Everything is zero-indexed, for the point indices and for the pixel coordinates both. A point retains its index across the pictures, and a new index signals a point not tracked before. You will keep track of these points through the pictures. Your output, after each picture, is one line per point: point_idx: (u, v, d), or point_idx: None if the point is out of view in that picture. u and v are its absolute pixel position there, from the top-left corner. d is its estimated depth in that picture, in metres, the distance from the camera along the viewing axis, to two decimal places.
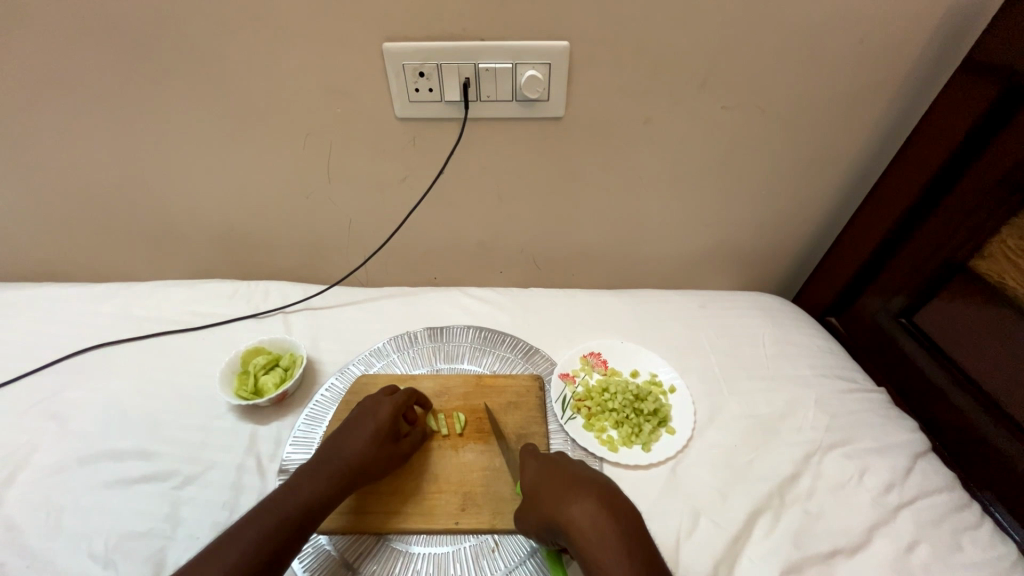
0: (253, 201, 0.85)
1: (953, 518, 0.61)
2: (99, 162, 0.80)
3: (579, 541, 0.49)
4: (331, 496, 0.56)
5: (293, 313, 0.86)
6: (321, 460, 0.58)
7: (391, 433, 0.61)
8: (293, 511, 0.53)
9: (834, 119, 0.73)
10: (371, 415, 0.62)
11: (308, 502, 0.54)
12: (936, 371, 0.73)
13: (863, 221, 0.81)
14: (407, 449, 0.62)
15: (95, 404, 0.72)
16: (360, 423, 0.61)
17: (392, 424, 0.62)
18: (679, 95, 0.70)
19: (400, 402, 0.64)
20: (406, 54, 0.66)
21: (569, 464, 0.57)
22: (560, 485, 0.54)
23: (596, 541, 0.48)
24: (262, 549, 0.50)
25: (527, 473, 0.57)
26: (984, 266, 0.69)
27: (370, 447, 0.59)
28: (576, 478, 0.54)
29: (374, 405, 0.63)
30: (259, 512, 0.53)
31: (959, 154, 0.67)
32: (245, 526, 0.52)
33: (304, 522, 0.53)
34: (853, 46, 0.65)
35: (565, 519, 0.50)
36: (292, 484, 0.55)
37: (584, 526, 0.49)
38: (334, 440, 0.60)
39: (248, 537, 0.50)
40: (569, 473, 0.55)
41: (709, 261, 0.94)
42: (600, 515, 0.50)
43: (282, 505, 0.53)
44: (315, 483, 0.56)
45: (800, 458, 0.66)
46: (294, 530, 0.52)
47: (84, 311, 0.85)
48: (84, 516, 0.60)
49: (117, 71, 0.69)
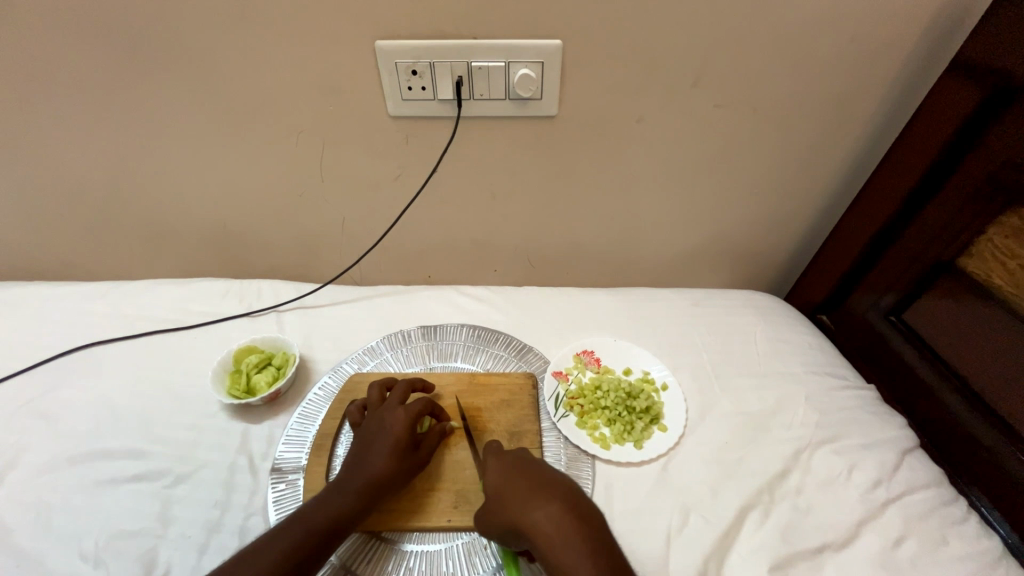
0: (246, 199, 0.85)
1: (940, 513, 0.62)
2: (88, 159, 0.80)
3: (543, 545, 0.49)
4: (358, 509, 0.56)
5: (286, 311, 0.86)
6: (346, 474, 0.58)
7: (410, 443, 0.61)
8: (319, 525, 0.54)
9: (825, 118, 0.73)
10: (387, 424, 0.61)
11: (334, 516, 0.55)
12: (924, 367, 0.74)
13: (853, 220, 0.82)
14: (426, 456, 0.62)
15: (85, 404, 0.71)
16: (378, 435, 0.60)
17: (409, 434, 0.61)
18: (671, 94, 0.70)
19: (414, 410, 0.62)
20: (399, 52, 0.66)
21: (532, 465, 0.56)
22: (524, 488, 0.53)
23: (558, 545, 0.49)
24: (293, 562, 0.51)
25: (491, 474, 0.56)
26: (970, 265, 0.70)
27: (391, 460, 0.59)
28: (539, 482, 0.54)
29: (388, 415, 0.62)
30: (288, 523, 0.53)
31: (946, 154, 0.68)
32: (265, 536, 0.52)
33: (331, 534, 0.54)
34: (842, 46, 0.66)
35: (528, 524, 0.50)
36: (319, 499, 0.56)
37: (546, 531, 0.49)
38: (357, 453, 0.60)
39: (279, 550, 0.51)
40: (534, 475, 0.55)
41: (702, 259, 0.95)
42: (564, 519, 0.50)
43: (309, 518, 0.54)
44: (341, 498, 0.56)
45: (789, 454, 0.67)
46: (322, 541, 0.53)
47: (73, 310, 0.84)
48: (73, 516, 0.60)
49: (107, 69, 0.69)
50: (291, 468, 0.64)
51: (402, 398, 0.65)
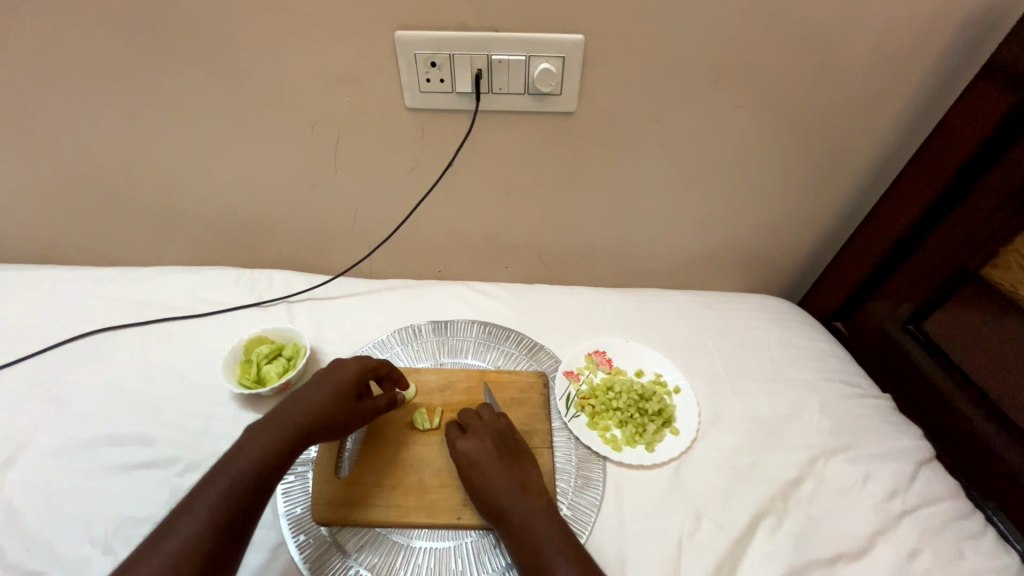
0: (260, 188, 0.84)
1: (956, 526, 0.61)
2: (101, 143, 0.79)
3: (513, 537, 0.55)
4: (285, 452, 0.55)
5: (296, 302, 0.85)
6: (280, 413, 0.58)
7: (354, 392, 0.62)
8: (246, 468, 0.52)
9: (849, 121, 0.72)
10: (333, 373, 0.62)
11: (260, 457, 0.53)
12: (942, 376, 0.73)
13: (873, 226, 0.81)
14: (368, 410, 0.62)
15: (96, 389, 0.71)
16: (320, 381, 0.61)
17: (355, 383, 0.62)
18: (693, 93, 0.69)
19: (367, 364, 0.64)
20: (418, 43, 0.65)
21: (518, 460, 0.61)
22: (506, 479, 0.58)
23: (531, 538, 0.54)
24: (224, 512, 0.50)
25: (467, 445, 0.61)
26: (996, 274, 0.69)
27: (329, 404, 0.59)
28: (510, 473, 0.59)
29: (337, 365, 0.63)
30: (209, 478, 0.52)
31: (973, 162, 0.67)
32: (199, 488, 0.51)
33: (258, 482, 0.52)
34: (871, 49, 0.64)
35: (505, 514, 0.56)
36: (242, 442, 0.55)
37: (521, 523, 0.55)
38: (292, 397, 0.60)
39: (209, 504, 0.50)
40: (508, 458, 0.60)
41: (715, 262, 0.94)
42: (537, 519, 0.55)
43: (233, 466, 0.52)
44: (268, 439, 0.55)
45: (803, 461, 0.66)
46: (250, 494, 0.51)
47: (84, 294, 0.84)
48: (83, 501, 0.60)
49: (122, 53, 0.68)
50: (302, 461, 0.64)
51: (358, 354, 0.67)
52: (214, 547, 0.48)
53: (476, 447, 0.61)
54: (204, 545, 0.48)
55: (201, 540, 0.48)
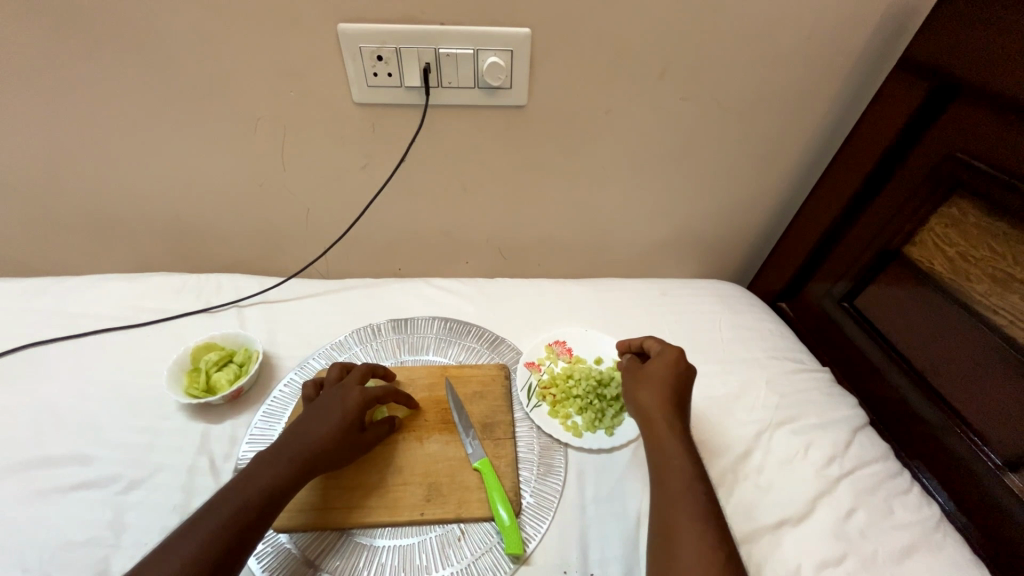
0: (203, 189, 0.81)
1: (887, 485, 0.66)
2: (18, 144, 0.73)
3: (662, 479, 0.55)
4: (291, 486, 0.54)
5: (248, 306, 0.82)
6: (285, 444, 0.56)
7: (358, 422, 0.59)
8: (252, 497, 0.51)
9: (784, 112, 0.76)
10: (337, 403, 0.60)
11: (266, 489, 0.52)
12: (873, 348, 0.78)
13: (810, 211, 0.86)
14: (370, 441, 0.61)
15: (24, 408, 0.66)
16: (324, 412, 0.59)
17: (359, 414, 0.60)
18: (639, 86, 0.71)
19: (369, 392, 0.61)
20: (363, 36, 0.63)
21: (650, 403, 0.61)
22: (668, 424, 0.59)
23: (672, 481, 0.55)
24: (222, 542, 0.48)
25: (648, 367, 0.65)
26: (915, 252, 0.74)
27: (334, 436, 0.57)
28: (676, 395, 0.62)
29: (341, 393, 0.61)
30: (211, 505, 0.50)
31: (893, 149, 0.72)
32: (195, 518, 0.49)
33: (262, 512, 0.51)
34: (801, 43, 0.68)
35: (665, 458, 0.57)
36: (248, 474, 0.53)
37: (669, 466, 0.56)
38: (297, 426, 0.58)
39: (206, 530, 0.48)
40: (682, 384, 0.63)
41: (669, 250, 0.97)
42: (678, 462, 0.56)
43: (238, 494, 0.51)
44: (275, 472, 0.53)
45: (751, 435, 0.70)
46: (252, 518, 0.50)
47: (7, 308, 0.78)
48: (14, 528, 0.56)
49: (37, 45, 0.63)
50: None
51: (360, 379, 0.64)
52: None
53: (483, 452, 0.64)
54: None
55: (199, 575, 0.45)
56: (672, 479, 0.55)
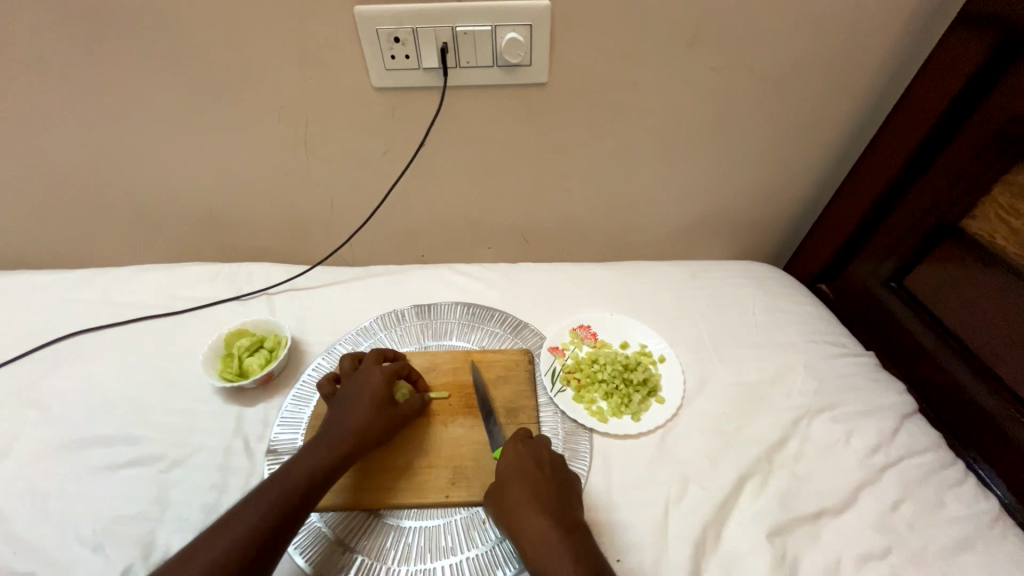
0: (230, 179, 0.82)
1: (938, 476, 0.62)
2: (60, 142, 0.76)
3: (530, 554, 0.51)
4: (335, 467, 0.55)
5: (277, 293, 0.84)
6: (323, 431, 0.58)
7: (386, 399, 0.61)
8: (297, 480, 0.53)
9: (827, 77, 0.70)
10: (362, 385, 0.61)
11: (311, 472, 0.54)
12: (925, 332, 0.73)
13: (853, 185, 0.80)
14: (406, 413, 0.62)
15: (77, 391, 0.71)
16: (353, 396, 0.60)
17: (386, 390, 0.61)
18: (666, 57, 0.67)
19: (390, 369, 0.63)
20: (379, 18, 0.62)
21: (506, 473, 0.57)
22: (524, 494, 0.54)
23: (541, 554, 0.50)
24: (271, 520, 0.50)
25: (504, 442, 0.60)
26: (975, 226, 0.68)
27: (367, 415, 0.59)
28: (536, 463, 0.58)
29: (364, 376, 0.62)
30: (262, 487, 0.53)
31: (950, 114, 0.65)
32: (247, 499, 0.51)
33: (307, 492, 0.53)
34: (846, 0, 0.62)
35: (523, 530, 0.52)
36: (293, 459, 0.55)
37: (533, 541, 0.51)
38: (332, 414, 0.60)
39: (257, 509, 0.50)
40: (538, 452, 0.59)
41: (698, 231, 0.93)
42: (545, 530, 0.51)
43: (283, 477, 0.53)
44: (316, 455, 0.55)
45: (788, 423, 0.66)
46: (297, 499, 0.52)
47: (59, 298, 0.83)
48: (71, 502, 0.60)
49: (71, 45, 0.65)
50: (287, 450, 0.64)
51: (377, 361, 0.65)
52: (261, 550, 0.48)
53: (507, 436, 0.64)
54: (253, 551, 0.48)
55: (250, 549, 0.48)
56: (543, 551, 0.50)
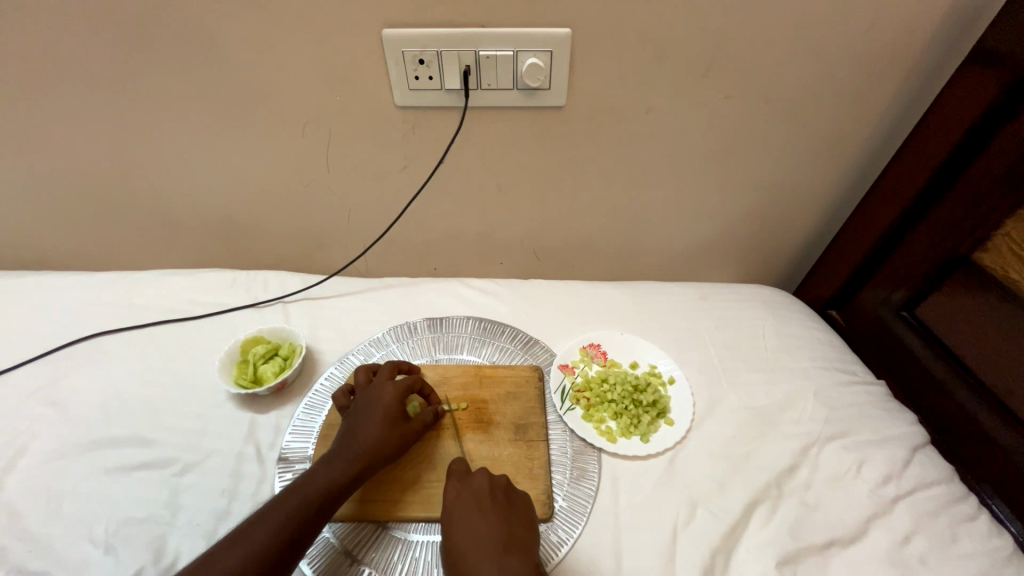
0: (254, 190, 0.85)
1: (950, 510, 0.61)
2: (94, 149, 0.80)
3: None
4: (350, 481, 0.56)
5: (292, 303, 0.86)
6: (338, 445, 0.58)
7: (400, 413, 0.61)
8: (312, 493, 0.53)
9: (838, 108, 0.72)
10: (375, 400, 0.62)
11: (325, 486, 0.54)
12: (937, 364, 0.73)
13: (864, 215, 0.81)
14: (418, 427, 0.62)
15: (94, 392, 0.72)
16: (367, 410, 0.61)
17: (399, 405, 0.62)
18: (681, 85, 0.69)
19: (403, 384, 0.64)
20: (406, 41, 0.65)
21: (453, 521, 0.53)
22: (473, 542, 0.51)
23: None
24: (286, 533, 0.50)
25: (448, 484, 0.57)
26: (987, 259, 0.69)
27: (381, 429, 0.59)
28: (480, 501, 0.55)
29: (377, 390, 0.63)
30: (280, 498, 0.53)
31: (963, 147, 0.67)
32: (263, 510, 0.52)
33: (322, 505, 0.53)
34: (857, 35, 0.64)
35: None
36: (309, 471, 0.56)
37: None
38: (345, 429, 0.60)
39: (273, 521, 0.51)
40: (483, 490, 0.56)
41: (709, 254, 0.94)
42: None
43: (299, 491, 0.54)
44: (332, 469, 0.56)
45: (798, 450, 0.66)
46: (311, 513, 0.52)
47: (80, 299, 0.85)
48: (83, 501, 0.60)
49: (112, 58, 0.69)
50: (298, 458, 0.64)
51: (389, 376, 0.66)
52: (276, 562, 0.49)
53: (516, 454, 0.64)
54: (268, 566, 0.48)
55: (265, 562, 0.48)
56: None
